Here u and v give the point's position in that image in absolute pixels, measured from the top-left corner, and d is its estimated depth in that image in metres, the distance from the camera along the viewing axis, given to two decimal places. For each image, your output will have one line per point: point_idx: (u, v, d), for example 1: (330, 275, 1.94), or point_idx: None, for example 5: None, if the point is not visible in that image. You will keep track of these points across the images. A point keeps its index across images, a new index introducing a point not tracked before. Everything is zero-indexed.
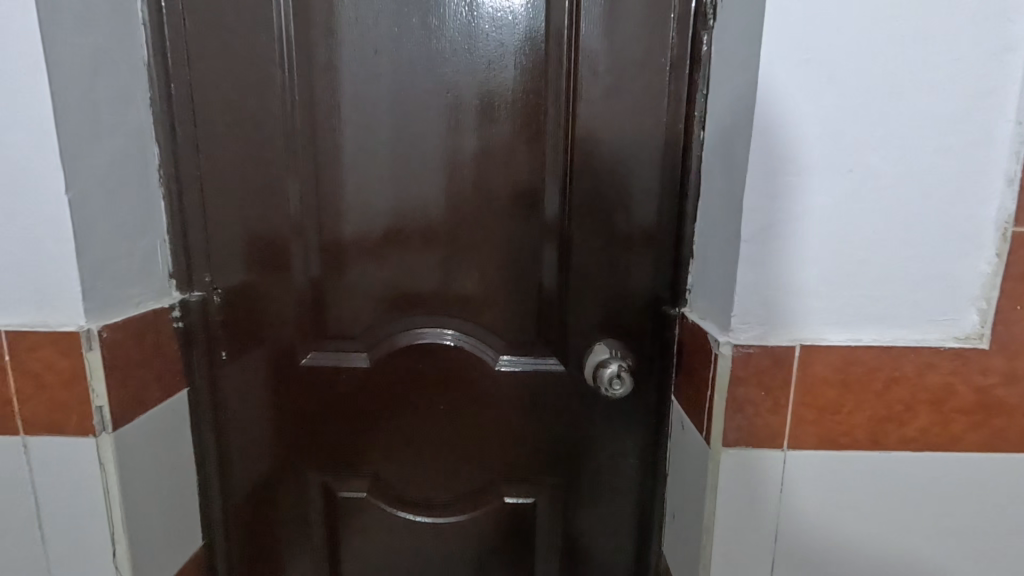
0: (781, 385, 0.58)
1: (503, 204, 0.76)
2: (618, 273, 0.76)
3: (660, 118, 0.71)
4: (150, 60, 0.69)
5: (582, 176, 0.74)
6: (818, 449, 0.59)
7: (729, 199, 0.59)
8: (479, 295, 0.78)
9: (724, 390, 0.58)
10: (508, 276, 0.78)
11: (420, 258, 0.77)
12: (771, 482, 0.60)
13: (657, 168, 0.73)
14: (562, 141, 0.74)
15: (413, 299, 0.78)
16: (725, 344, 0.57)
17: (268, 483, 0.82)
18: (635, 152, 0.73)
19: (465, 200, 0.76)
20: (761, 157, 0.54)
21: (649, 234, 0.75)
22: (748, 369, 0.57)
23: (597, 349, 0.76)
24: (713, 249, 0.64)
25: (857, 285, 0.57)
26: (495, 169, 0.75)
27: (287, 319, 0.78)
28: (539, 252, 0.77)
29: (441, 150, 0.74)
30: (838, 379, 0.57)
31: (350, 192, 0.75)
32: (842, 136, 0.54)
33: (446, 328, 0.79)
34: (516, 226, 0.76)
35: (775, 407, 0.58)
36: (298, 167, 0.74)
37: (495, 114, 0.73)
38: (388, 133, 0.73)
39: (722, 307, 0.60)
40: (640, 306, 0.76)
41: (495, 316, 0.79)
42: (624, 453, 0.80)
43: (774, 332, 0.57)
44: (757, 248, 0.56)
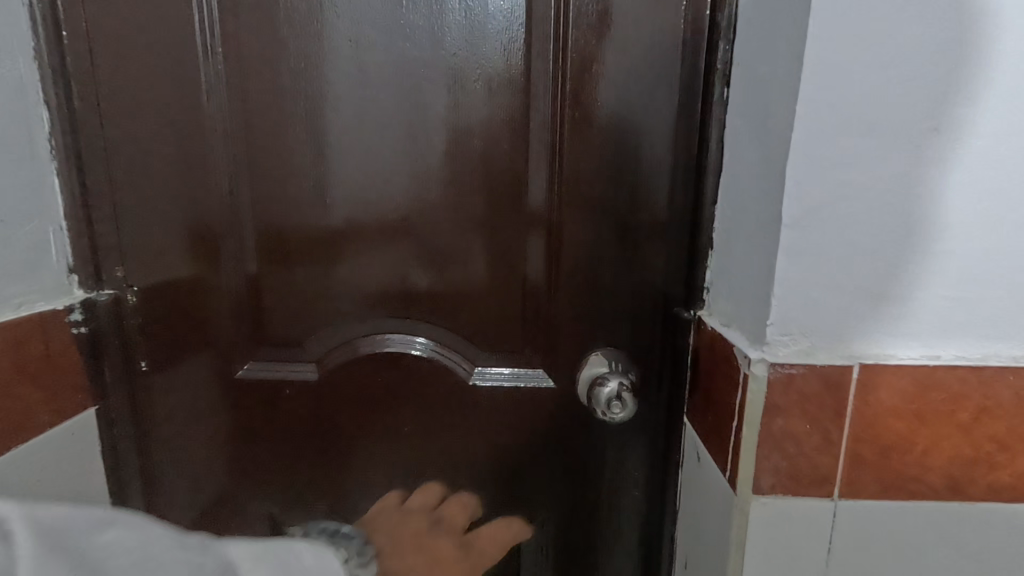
0: (834, 417, 0.43)
1: (480, 184, 0.62)
2: (620, 268, 0.62)
3: (674, 74, 0.57)
4: (34, 3, 0.56)
5: (576, 149, 0.60)
6: (880, 499, 0.45)
7: (764, 171, 0.45)
8: (452, 295, 0.64)
9: (757, 422, 0.44)
10: (486, 272, 0.64)
11: (380, 251, 0.63)
12: (817, 539, 0.46)
13: (669, 138, 0.58)
14: (552, 105, 0.59)
15: (371, 300, 0.65)
16: (759, 362, 0.44)
17: (202, 516, 0.69)
18: (642, 117, 0.59)
19: (433, 179, 0.62)
20: (813, 112, 0.40)
21: (659, 221, 0.60)
22: (789, 395, 0.43)
23: (595, 360, 0.63)
24: (741, 237, 0.49)
25: (938, 285, 0.42)
26: (467, 140, 0.61)
27: (220, 323, 0.64)
28: (524, 242, 0.63)
29: (402, 117, 0.60)
30: (910, 409, 0.43)
31: (291, 170, 0.61)
32: (926, 82, 0.39)
33: (415, 335, 0.66)
34: (496, 211, 0.62)
35: (825, 445, 0.44)
36: (228, 138, 0.60)
37: (467, 70, 0.59)
38: (336, 96, 0.60)
39: (755, 313, 0.46)
40: (647, 308, 0.62)
41: (471, 321, 0.65)
42: (626, 484, 0.67)
43: (825, 346, 0.43)
44: (804, 235, 0.42)
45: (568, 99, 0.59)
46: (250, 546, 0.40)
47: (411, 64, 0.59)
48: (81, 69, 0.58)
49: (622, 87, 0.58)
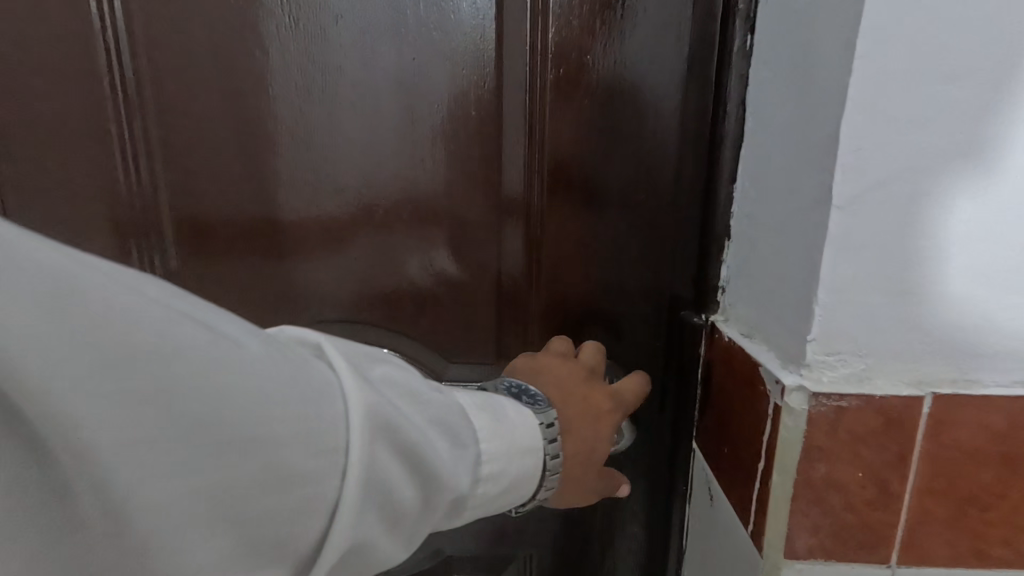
0: (894, 463, 0.33)
1: (444, 160, 0.50)
2: (615, 262, 0.51)
3: (681, 21, 0.46)
4: None
5: (561, 117, 0.49)
6: (953, 568, 0.34)
7: (803, 137, 0.34)
8: (413, 296, 0.54)
9: (791, 470, 0.33)
10: (453, 267, 0.53)
11: (325, 243, 0.52)
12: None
13: (675, 103, 0.47)
14: (530, 62, 0.48)
15: (316, 302, 0.54)
16: (795, 390, 0.33)
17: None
18: (641, 77, 0.47)
19: (386, 155, 0.50)
20: (882, 49, 0.29)
21: (663, 204, 0.49)
22: (835, 435, 0.33)
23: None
24: (767, 224, 0.39)
25: None
26: (426, 106, 0.49)
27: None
28: (499, 231, 0.52)
29: (345, 77, 0.49)
30: (997, 453, 0.33)
31: (212, 144, 0.50)
32: None
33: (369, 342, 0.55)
34: (464, 194, 0.51)
35: (881, 499, 0.33)
36: (133, 107, 0.50)
37: (422, 17, 0.48)
38: (262, 52, 0.48)
39: (786, 323, 0.35)
40: (648, 311, 0.52)
41: (436, 327, 0.54)
42: (623, 519, 0.56)
43: (882, 370, 0.33)
44: (861, 221, 0.31)
45: (550, 56, 0.48)
46: (479, 408, 0.34)
47: (354, 10, 0.47)
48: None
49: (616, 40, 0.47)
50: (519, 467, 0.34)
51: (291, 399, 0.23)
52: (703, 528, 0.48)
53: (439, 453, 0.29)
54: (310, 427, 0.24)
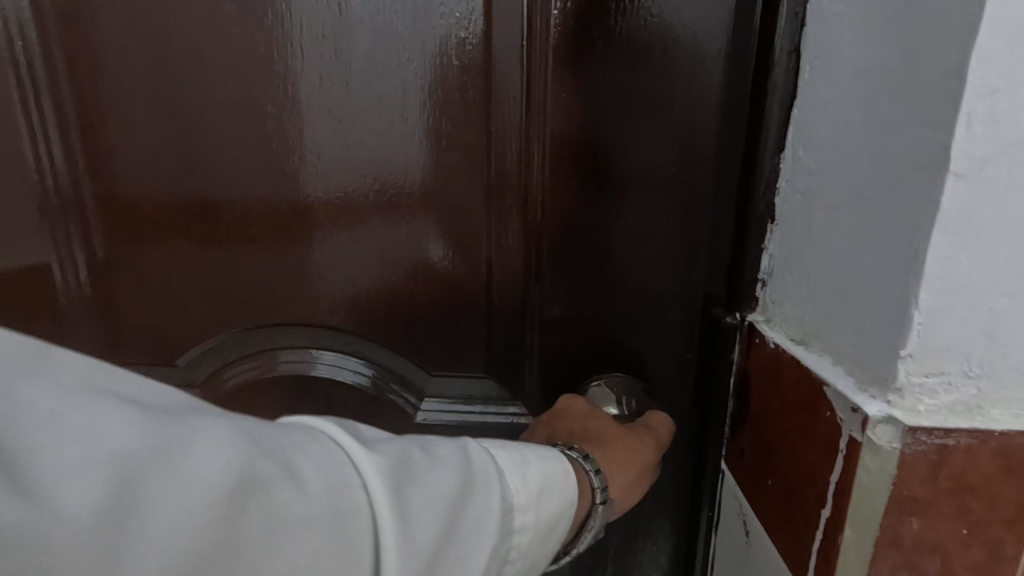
0: (1012, 519, 0.25)
1: (421, 127, 0.41)
2: (632, 254, 0.43)
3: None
4: None
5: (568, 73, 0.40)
6: None
7: (897, 82, 0.25)
8: (388, 293, 0.45)
9: (874, 527, 0.25)
10: (434, 260, 0.44)
11: (278, 231, 0.44)
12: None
13: (708, 54, 0.38)
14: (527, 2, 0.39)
15: (272, 301, 0.46)
16: (883, 425, 0.25)
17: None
18: (666, 22, 0.38)
19: (351, 122, 0.41)
20: None
21: (690, 183, 0.41)
22: (935, 483, 0.25)
23: (597, 393, 0.43)
24: (834, 204, 0.30)
25: None
26: (399, 61, 0.40)
27: (61, 335, 0.47)
28: (489, 216, 0.43)
29: (300, 22, 0.39)
30: None
31: (139, 111, 0.41)
32: None
33: (337, 351, 0.47)
34: (446, 169, 0.42)
35: (991, 564, 0.25)
36: (41, 66, 0.41)
37: None
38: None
39: (866, 332, 0.27)
40: (674, 315, 0.43)
41: (416, 330, 0.46)
42: (639, 552, 0.48)
43: (997, 397, 0.25)
44: (988, 195, 0.22)
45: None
46: (503, 447, 0.27)
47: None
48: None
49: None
50: (548, 528, 0.27)
51: (230, 504, 0.18)
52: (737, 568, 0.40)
53: (429, 544, 0.22)
54: (240, 539, 0.18)
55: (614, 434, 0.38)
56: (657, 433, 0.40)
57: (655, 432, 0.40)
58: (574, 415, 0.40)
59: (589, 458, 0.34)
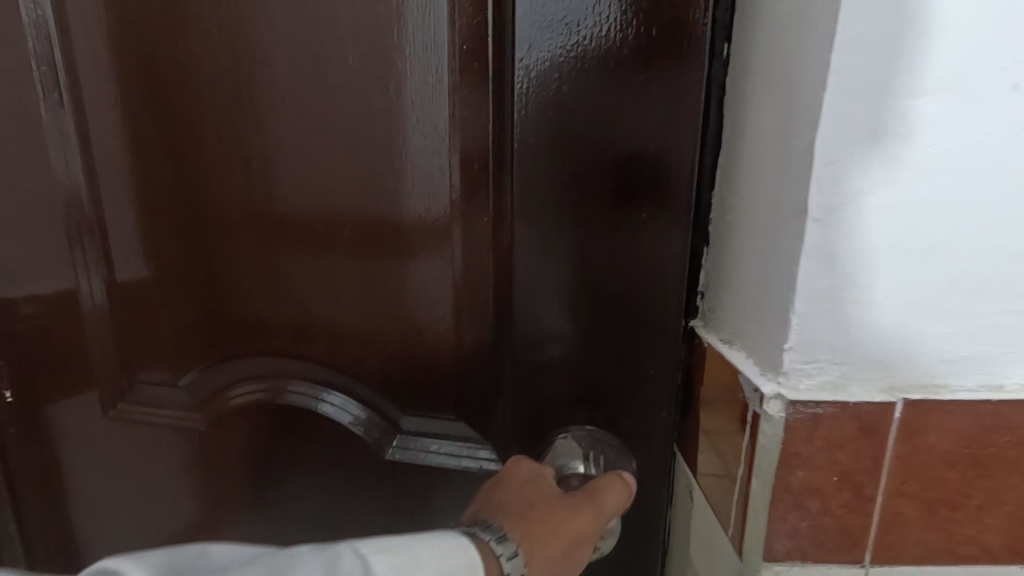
0: (869, 468, 0.34)
1: (411, 186, 0.48)
2: (602, 303, 0.47)
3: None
4: None
5: (536, 135, 0.44)
6: (923, 565, 0.35)
7: (780, 148, 0.34)
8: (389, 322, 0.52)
9: (771, 476, 0.34)
10: (420, 304, 0.51)
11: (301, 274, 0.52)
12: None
13: (666, 120, 0.43)
14: (498, 76, 0.44)
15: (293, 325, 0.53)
16: (773, 400, 0.33)
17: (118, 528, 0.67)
18: (630, 105, 0.43)
19: (351, 172, 0.48)
20: (851, 63, 0.29)
21: (653, 248, 0.45)
22: (812, 441, 0.33)
23: (564, 448, 0.48)
24: (745, 234, 0.39)
25: (1006, 295, 0.32)
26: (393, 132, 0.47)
27: (104, 340, 0.57)
28: (468, 271, 0.49)
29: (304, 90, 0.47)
30: (965, 455, 0.34)
31: (181, 162, 0.51)
32: (999, 14, 0.29)
33: (335, 397, 0.54)
34: (431, 213, 0.48)
35: (857, 502, 0.34)
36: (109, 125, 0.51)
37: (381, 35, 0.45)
38: (228, 64, 0.48)
39: (765, 331, 0.35)
40: (641, 366, 0.48)
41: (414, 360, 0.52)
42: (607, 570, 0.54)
43: (857, 377, 0.33)
44: (837, 231, 0.31)
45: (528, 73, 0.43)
46: (387, 551, 0.31)
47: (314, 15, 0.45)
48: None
49: (589, 45, 0.42)
50: None
51: None
52: (694, 541, 0.47)
53: None
54: None
55: (548, 501, 0.40)
56: (600, 499, 0.41)
57: (596, 496, 0.41)
58: (513, 480, 0.41)
59: (502, 542, 0.35)
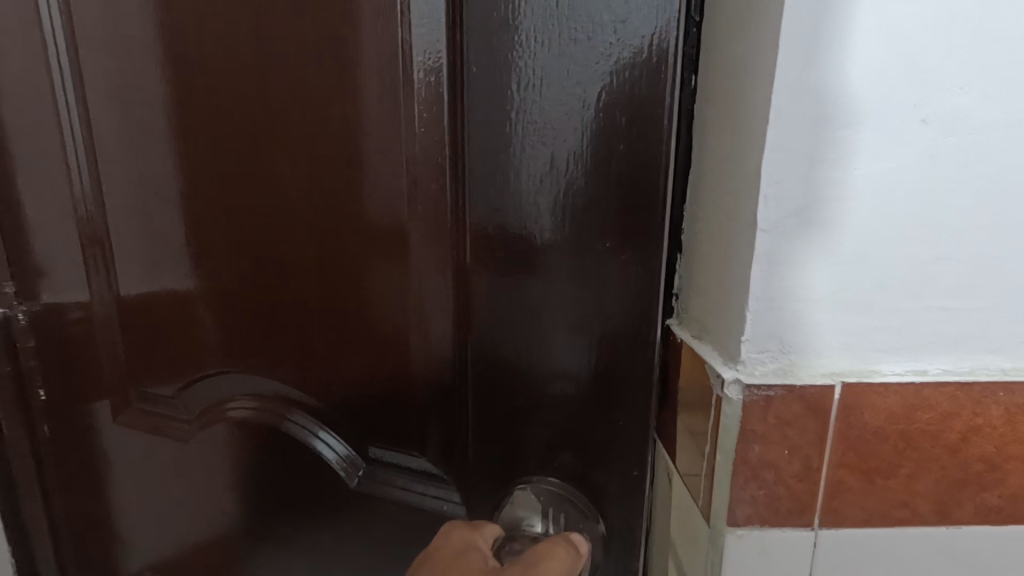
0: (814, 442, 0.39)
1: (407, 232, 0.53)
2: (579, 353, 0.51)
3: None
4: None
5: (500, 194, 0.49)
6: (864, 526, 0.41)
7: (736, 169, 0.40)
8: (369, 357, 0.57)
9: (732, 451, 0.39)
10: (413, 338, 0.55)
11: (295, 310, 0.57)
12: (795, 567, 0.42)
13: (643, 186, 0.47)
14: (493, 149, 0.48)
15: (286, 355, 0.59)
16: (732, 384, 0.39)
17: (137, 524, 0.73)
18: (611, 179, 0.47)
19: (350, 216, 0.54)
20: (789, 101, 0.35)
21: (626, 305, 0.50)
22: (765, 420, 0.39)
23: (524, 499, 0.54)
24: (710, 242, 0.45)
25: (925, 293, 0.38)
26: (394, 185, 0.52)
27: (120, 349, 0.62)
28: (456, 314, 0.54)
29: (299, 142, 0.53)
30: (895, 430, 0.39)
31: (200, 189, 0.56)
32: (909, 61, 0.35)
33: (330, 437, 0.60)
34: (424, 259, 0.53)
35: (805, 472, 0.40)
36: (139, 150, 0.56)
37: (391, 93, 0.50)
38: (249, 103, 0.53)
39: (726, 326, 0.41)
40: (611, 410, 0.53)
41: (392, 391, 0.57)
42: None
43: (803, 364, 0.39)
44: (781, 240, 0.37)
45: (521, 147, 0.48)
46: None
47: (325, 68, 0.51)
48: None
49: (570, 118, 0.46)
50: None
51: None
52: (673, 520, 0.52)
53: None
54: None
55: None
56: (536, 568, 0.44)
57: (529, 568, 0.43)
58: (447, 549, 0.46)
59: None
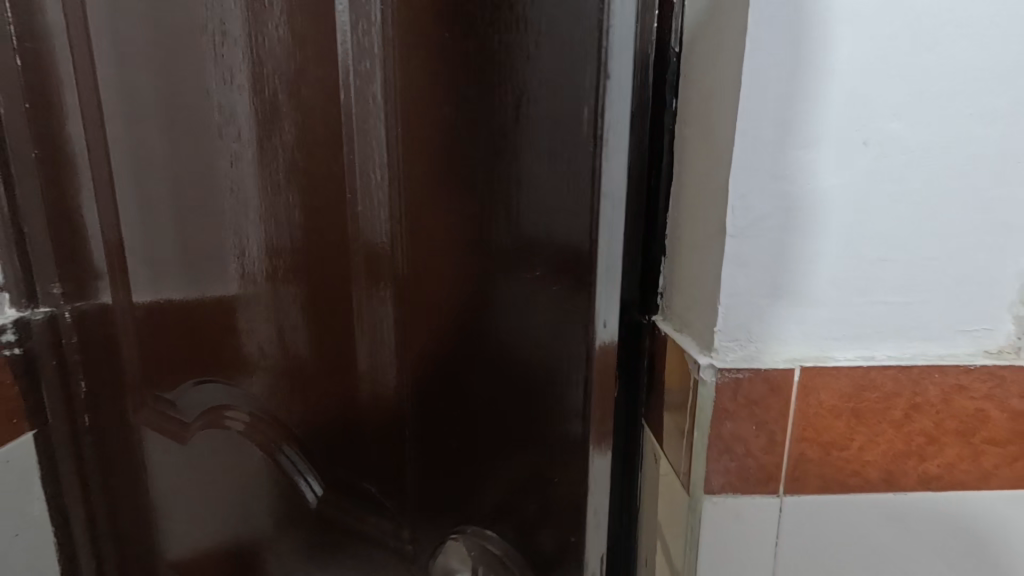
0: (778, 418, 0.46)
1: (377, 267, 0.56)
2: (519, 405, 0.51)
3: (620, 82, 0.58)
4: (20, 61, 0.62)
5: (452, 236, 0.51)
6: (823, 494, 0.47)
7: (710, 183, 0.46)
8: (337, 385, 0.61)
9: (707, 427, 0.46)
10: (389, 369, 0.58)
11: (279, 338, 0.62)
12: (761, 560, 0.48)
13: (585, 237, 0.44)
14: (448, 195, 0.50)
15: (277, 374, 0.63)
16: (707, 368, 0.45)
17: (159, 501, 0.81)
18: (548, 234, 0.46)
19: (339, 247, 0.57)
20: (752, 129, 0.42)
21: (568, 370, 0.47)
22: (736, 400, 0.45)
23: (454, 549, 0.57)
24: (689, 245, 0.51)
25: (870, 289, 0.45)
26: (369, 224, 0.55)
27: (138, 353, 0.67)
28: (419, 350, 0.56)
29: (290, 178, 0.57)
30: (848, 408, 0.46)
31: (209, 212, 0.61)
32: (853, 94, 0.41)
33: (297, 468, 0.65)
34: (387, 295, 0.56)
35: (771, 445, 0.46)
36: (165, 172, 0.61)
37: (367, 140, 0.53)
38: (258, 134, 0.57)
39: (702, 319, 0.47)
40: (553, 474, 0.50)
41: (354, 421, 0.62)
42: None
43: (768, 350, 0.45)
44: (747, 245, 0.43)
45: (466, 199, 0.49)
46: None
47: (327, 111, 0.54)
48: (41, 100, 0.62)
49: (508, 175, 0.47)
50: None
51: None
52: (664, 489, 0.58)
53: None
54: None
55: None
56: None
57: None
58: None
59: None
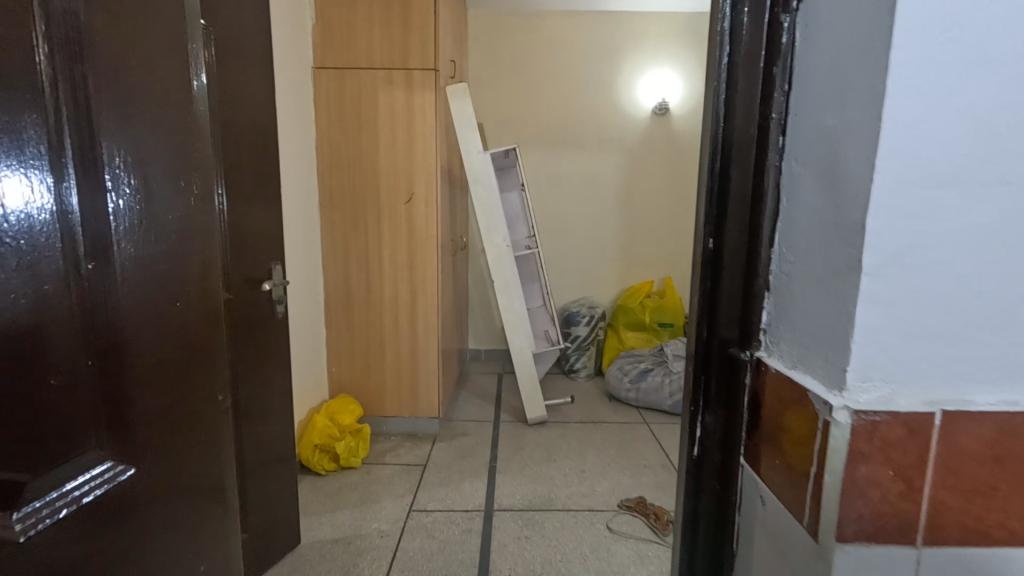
0: (917, 463, 0.44)
1: (182, 229, 0.62)
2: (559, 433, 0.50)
3: (718, 124, 0.61)
4: None
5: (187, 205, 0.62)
6: (963, 546, 0.45)
7: (835, 221, 0.46)
8: (192, 338, 0.64)
9: (840, 469, 0.44)
10: (201, 317, 0.66)
11: (184, 342, 0.63)
12: None
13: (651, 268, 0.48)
14: (191, 178, 0.63)
15: (152, 343, 0.57)
16: (840, 409, 0.44)
17: (228, 521, 0.76)
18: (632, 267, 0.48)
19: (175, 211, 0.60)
20: (893, 167, 0.41)
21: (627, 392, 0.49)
22: (873, 443, 0.43)
23: None
24: (806, 284, 0.51)
25: (1010, 330, 0.43)
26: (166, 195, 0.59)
27: (69, 346, 0.48)
28: (206, 305, 0.67)
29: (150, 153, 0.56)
30: (989, 454, 0.44)
31: (83, 185, 0.48)
32: (990, 131, 0.41)
33: (44, 523, 0.46)
34: (186, 245, 0.62)
35: (909, 492, 0.44)
36: (69, 125, 0.47)
37: (173, 121, 0.59)
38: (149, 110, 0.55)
39: (830, 357, 0.46)
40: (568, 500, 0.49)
41: (197, 369, 0.66)
42: None
43: (904, 392, 0.44)
44: (884, 283, 0.43)
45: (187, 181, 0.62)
46: None
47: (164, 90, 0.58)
48: (117, 63, 0.51)
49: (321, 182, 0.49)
50: None
51: None
52: (772, 532, 0.55)
53: None
54: None
55: None
56: None
57: None
58: None
59: None
